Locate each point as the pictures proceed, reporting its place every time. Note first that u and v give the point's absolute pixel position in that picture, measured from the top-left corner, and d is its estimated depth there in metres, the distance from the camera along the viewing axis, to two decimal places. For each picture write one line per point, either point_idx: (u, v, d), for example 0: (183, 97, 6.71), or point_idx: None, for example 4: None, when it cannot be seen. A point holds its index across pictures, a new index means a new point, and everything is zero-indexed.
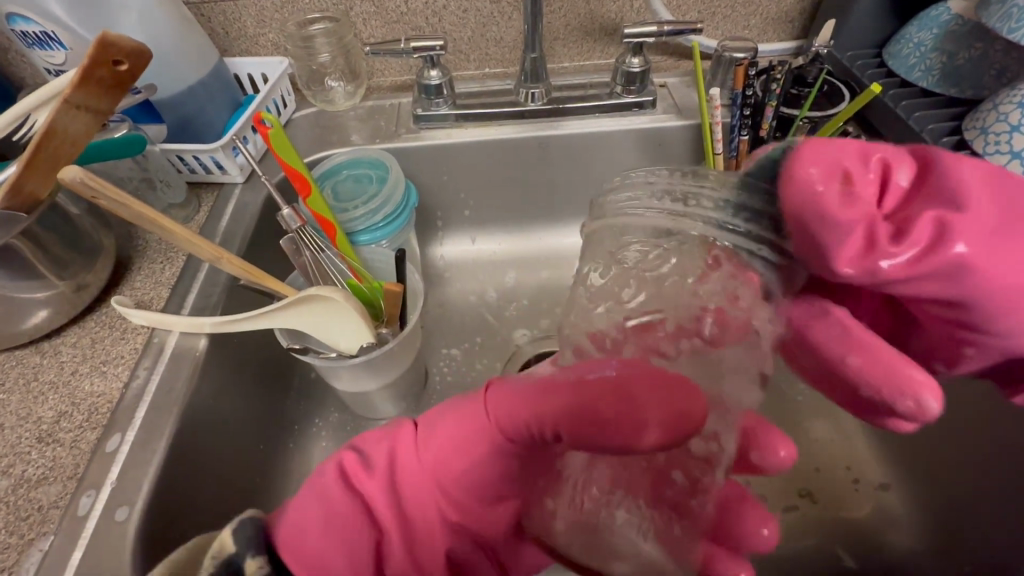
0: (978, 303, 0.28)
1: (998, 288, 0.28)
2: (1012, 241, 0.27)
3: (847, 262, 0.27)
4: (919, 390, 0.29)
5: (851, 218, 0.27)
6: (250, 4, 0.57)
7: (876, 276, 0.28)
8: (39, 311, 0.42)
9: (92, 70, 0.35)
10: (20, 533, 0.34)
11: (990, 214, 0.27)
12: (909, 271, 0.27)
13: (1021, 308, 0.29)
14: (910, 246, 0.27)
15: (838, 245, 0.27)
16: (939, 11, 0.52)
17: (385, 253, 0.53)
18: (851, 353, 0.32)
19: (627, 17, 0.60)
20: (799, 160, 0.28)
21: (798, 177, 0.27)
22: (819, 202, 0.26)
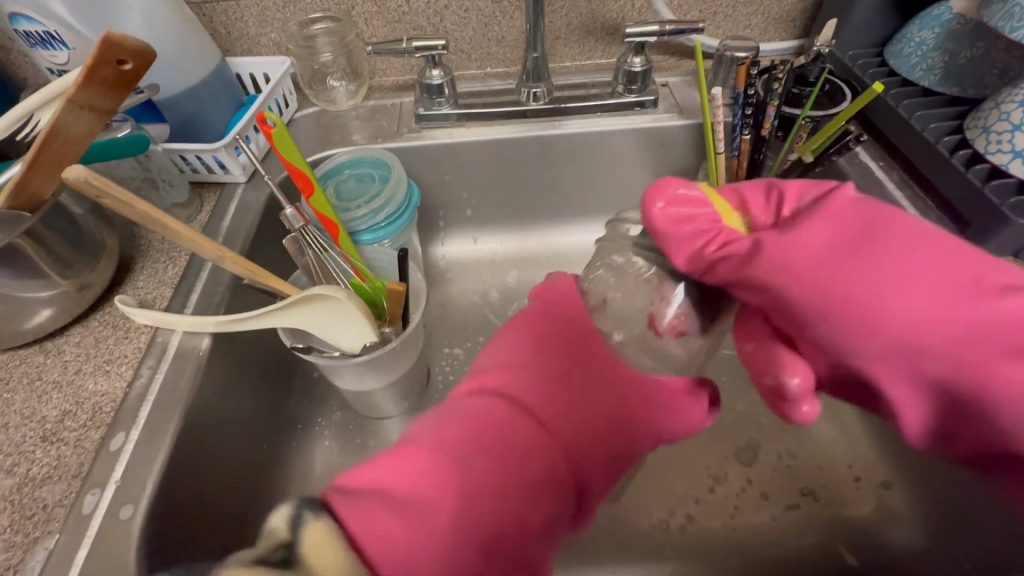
0: (793, 311, 0.32)
1: (806, 302, 0.31)
2: (838, 265, 0.31)
3: (682, 260, 0.35)
4: (790, 369, 0.33)
5: (689, 229, 0.35)
6: (252, 3, 0.57)
7: (713, 273, 0.35)
8: (43, 310, 0.42)
9: (96, 68, 0.35)
10: (25, 532, 0.34)
11: (824, 242, 0.32)
12: (730, 274, 0.34)
13: (839, 328, 0.31)
14: (731, 254, 0.34)
15: (678, 247, 0.35)
16: (941, 10, 0.52)
17: (388, 253, 0.53)
18: (747, 341, 0.37)
19: (628, 16, 0.60)
20: (657, 188, 0.37)
21: (667, 184, 0.37)
22: (664, 216, 0.36)
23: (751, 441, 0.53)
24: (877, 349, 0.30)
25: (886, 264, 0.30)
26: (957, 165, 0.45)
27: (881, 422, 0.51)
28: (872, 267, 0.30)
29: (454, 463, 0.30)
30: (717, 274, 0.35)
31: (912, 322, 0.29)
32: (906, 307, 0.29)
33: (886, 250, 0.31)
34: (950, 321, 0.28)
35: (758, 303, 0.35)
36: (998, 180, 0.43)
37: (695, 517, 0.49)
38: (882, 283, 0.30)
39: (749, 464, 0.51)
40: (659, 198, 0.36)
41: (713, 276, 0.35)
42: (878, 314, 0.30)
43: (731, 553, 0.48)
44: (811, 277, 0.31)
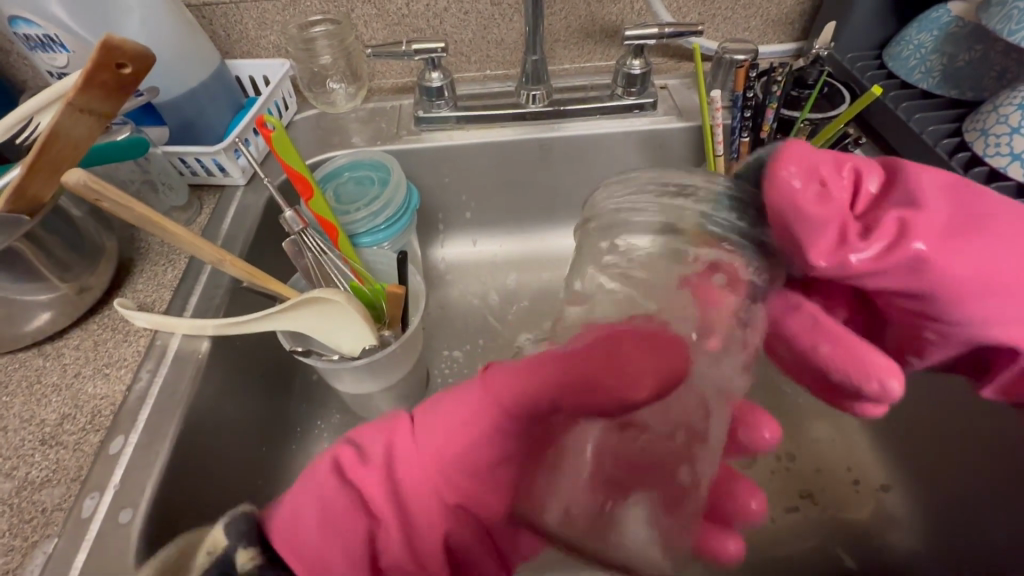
0: (935, 294, 0.33)
1: (952, 280, 0.33)
2: (961, 239, 0.32)
3: (827, 253, 0.32)
4: (883, 372, 0.33)
5: (826, 213, 0.32)
6: (252, 6, 0.57)
7: (846, 267, 0.32)
8: (42, 313, 0.42)
9: (96, 72, 0.35)
10: (24, 536, 0.34)
11: (944, 216, 0.33)
12: (867, 263, 0.32)
13: (1002, 300, 0.33)
14: (877, 241, 0.32)
15: (814, 237, 0.32)
16: (940, 13, 0.52)
17: (388, 255, 0.53)
18: (820, 343, 0.35)
19: (628, 19, 0.61)
20: (788, 157, 0.33)
21: (780, 169, 0.32)
22: (793, 196, 0.32)
23: None
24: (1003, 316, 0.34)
25: (997, 235, 0.33)
26: (954, 167, 0.45)
27: (880, 424, 0.52)
28: (988, 240, 0.33)
29: (336, 511, 0.30)
30: (854, 266, 0.32)
31: (1022, 287, 0.33)
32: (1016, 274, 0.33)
33: (993, 222, 0.33)
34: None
35: (891, 287, 0.34)
36: (997, 183, 0.43)
37: None
38: (996, 254, 0.33)
39: (748, 466, 0.51)
40: (784, 174, 0.32)
41: (854, 266, 0.32)
42: (995, 287, 0.33)
43: None
44: (948, 258, 0.32)
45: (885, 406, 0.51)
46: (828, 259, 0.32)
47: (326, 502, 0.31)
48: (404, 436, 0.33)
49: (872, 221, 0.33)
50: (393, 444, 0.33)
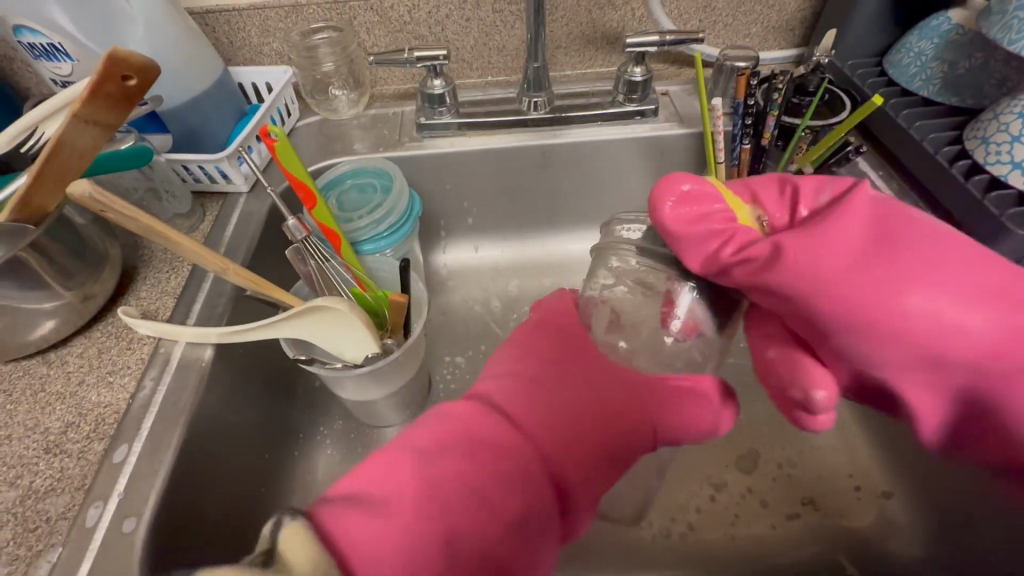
0: (824, 314, 0.32)
1: (855, 304, 0.31)
2: (875, 264, 0.31)
3: (697, 262, 0.36)
4: (813, 382, 0.33)
5: (710, 230, 0.35)
6: (255, 13, 0.57)
7: (729, 276, 0.35)
8: (46, 321, 0.42)
9: (101, 84, 0.35)
10: (28, 545, 0.34)
11: (857, 241, 0.32)
12: (750, 271, 0.34)
13: (891, 335, 0.30)
14: (747, 257, 0.34)
15: (693, 248, 0.35)
16: (940, 21, 0.53)
17: (390, 263, 0.54)
18: (769, 349, 0.36)
19: (629, 26, 0.61)
20: (666, 185, 0.37)
21: (675, 186, 0.36)
22: (678, 214, 0.35)
23: (752, 449, 0.53)
24: (907, 355, 0.31)
25: (923, 264, 0.31)
26: (957, 176, 0.45)
27: (881, 431, 0.52)
28: (919, 268, 0.30)
29: (451, 472, 0.30)
30: (734, 277, 0.35)
31: (937, 327, 0.30)
32: (930, 310, 0.30)
33: (919, 250, 0.31)
34: (970, 327, 0.29)
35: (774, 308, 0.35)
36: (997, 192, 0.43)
37: (695, 526, 0.49)
38: (912, 287, 0.30)
39: (750, 472, 0.52)
40: (680, 192, 0.36)
41: (738, 277, 0.35)
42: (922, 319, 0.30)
43: (731, 562, 0.48)
44: (857, 281, 0.31)
45: (885, 413, 0.51)
46: (699, 268, 0.36)
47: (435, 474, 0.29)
48: (476, 419, 0.33)
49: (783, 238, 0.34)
50: (478, 426, 0.33)
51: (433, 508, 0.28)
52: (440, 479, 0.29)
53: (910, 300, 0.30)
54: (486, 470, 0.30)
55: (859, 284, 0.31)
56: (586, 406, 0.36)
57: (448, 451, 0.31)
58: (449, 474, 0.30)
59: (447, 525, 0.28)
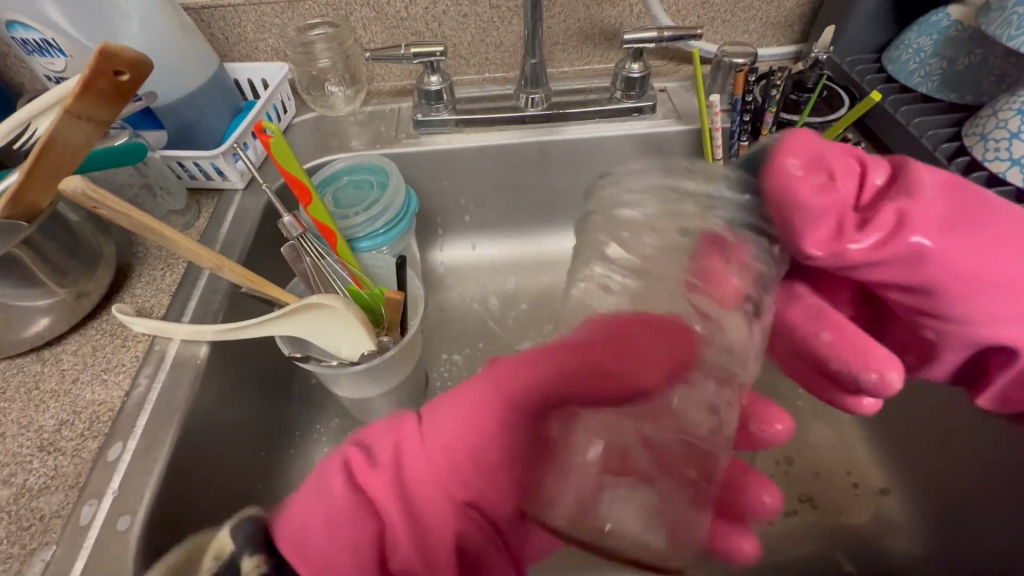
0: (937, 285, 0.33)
1: (954, 271, 0.33)
2: (964, 232, 0.32)
3: (819, 247, 0.33)
4: (883, 365, 0.32)
5: (826, 204, 0.32)
6: (250, 9, 0.57)
7: (845, 258, 0.33)
8: (41, 318, 0.42)
9: (95, 79, 0.35)
10: (22, 543, 0.34)
11: (945, 211, 0.33)
12: (862, 246, 0.32)
13: (994, 296, 0.33)
14: (873, 234, 0.32)
15: (811, 225, 0.32)
16: (939, 17, 0.53)
17: (386, 260, 0.53)
18: (822, 331, 0.35)
19: (627, 22, 0.61)
20: (780, 154, 0.33)
21: (782, 168, 0.32)
22: (795, 185, 0.32)
23: (749, 446, 0.53)
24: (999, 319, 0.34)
25: (998, 230, 0.33)
26: (954, 172, 0.45)
27: (879, 428, 0.52)
28: (990, 235, 0.33)
29: (341, 507, 0.30)
30: (848, 254, 0.33)
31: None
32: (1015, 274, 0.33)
33: (991, 217, 0.33)
34: None
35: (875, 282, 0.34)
36: (996, 188, 0.43)
37: None
38: (999, 254, 0.33)
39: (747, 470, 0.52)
40: (788, 167, 0.32)
41: (852, 253, 0.32)
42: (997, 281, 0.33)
43: None
44: (954, 250, 0.32)
45: (883, 411, 0.51)
46: (819, 254, 0.33)
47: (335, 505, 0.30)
48: (405, 436, 0.32)
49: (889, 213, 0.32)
50: (401, 444, 0.32)
51: (319, 543, 0.29)
52: (340, 515, 0.30)
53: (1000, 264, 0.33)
54: (395, 495, 0.31)
55: (951, 254, 0.32)
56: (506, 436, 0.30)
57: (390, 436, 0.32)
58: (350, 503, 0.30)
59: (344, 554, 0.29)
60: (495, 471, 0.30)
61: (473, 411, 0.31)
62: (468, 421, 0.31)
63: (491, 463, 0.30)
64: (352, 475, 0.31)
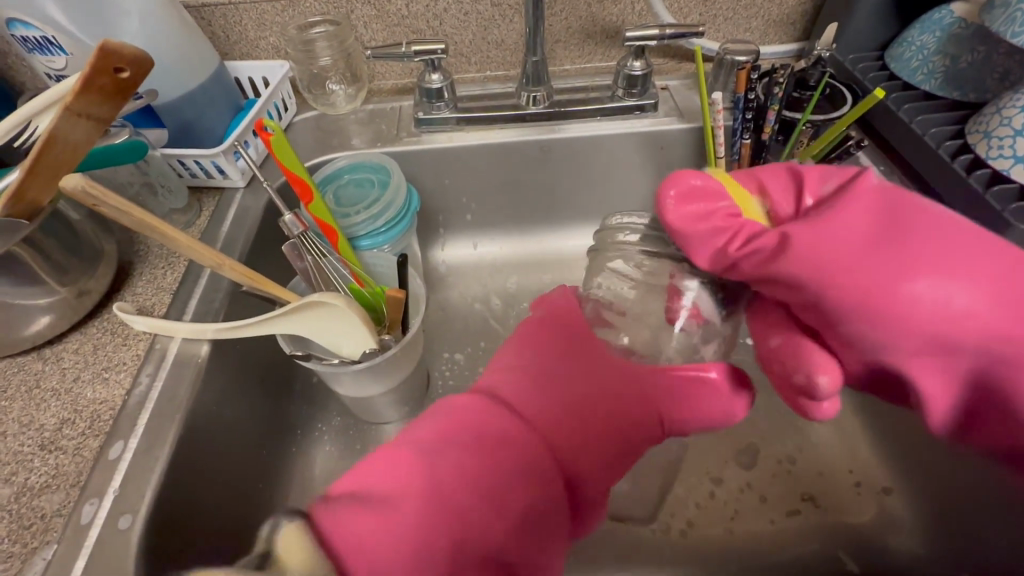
0: (835, 305, 0.32)
1: (860, 291, 0.31)
2: (874, 253, 0.31)
3: (706, 261, 0.36)
4: (815, 367, 0.33)
5: (715, 228, 0.35)
6: (250, 7, 0.57)
7: (738, 271, 0.35)
8: (41, 317, 0.42)
9: (95, 78, 0.35)
10: (23, 542, 0.34)
11: (861, 231, 0.32)
12: (754, 259, 0.34)
13: (895, 323, 0.30)
14: (755, 249, 0.34)
15: (701, 245, 0.35)
16: (943, 14, 0.52)
17: (388, 258, 0.53)
18: (773, 336, 0.37)
19: (629, 20, 0.60)
20: (676, 180, 0.36)
21: (685, 203, 0.35)
22: (682, 212, 0.35)
23: (751, 446, 0.52)
24: (915, 350, 0.31)
25: (930, 251, 0.30)
26: (958, 171, 0.45)
27: (882, 426, 0.51)
28: (918, 256, 0.30)
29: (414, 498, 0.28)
30: (746, 266, 0.34)
31: (946, 315, 0.30)
32: (936, 302, 0.30)
33: (922, 238, 0.31)
34: (976, 312, 0.30)
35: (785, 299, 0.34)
36: (1000, 186, 0.43)
37: (695, 522, 0.49)
38: (915, 279, 0.30)
39: (749, 468, 0.51)
40: (687, 198, 0.35)
41: (745, 264, 0.34)
42: (915, 305, 0.30)
43: (729, 559, 0.48)
44: (859, 269, 0.31)
45: (885, 409, 0.51)
46: (708, 268, 0.36)
47: (426, 458, 0.30)
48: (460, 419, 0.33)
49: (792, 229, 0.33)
50: (456, 427, 0.32)
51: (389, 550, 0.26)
52: (433, 471, 0.29)
53: (923, 291, 0.30)
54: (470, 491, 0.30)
55: (852, 272, 0.31)
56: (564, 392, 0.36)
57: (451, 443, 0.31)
58: (439, 461, 0.30)
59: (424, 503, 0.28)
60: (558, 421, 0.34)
61: (535, 384, 0.36)
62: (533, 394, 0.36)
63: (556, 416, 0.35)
64: (423, 450, 0.30)
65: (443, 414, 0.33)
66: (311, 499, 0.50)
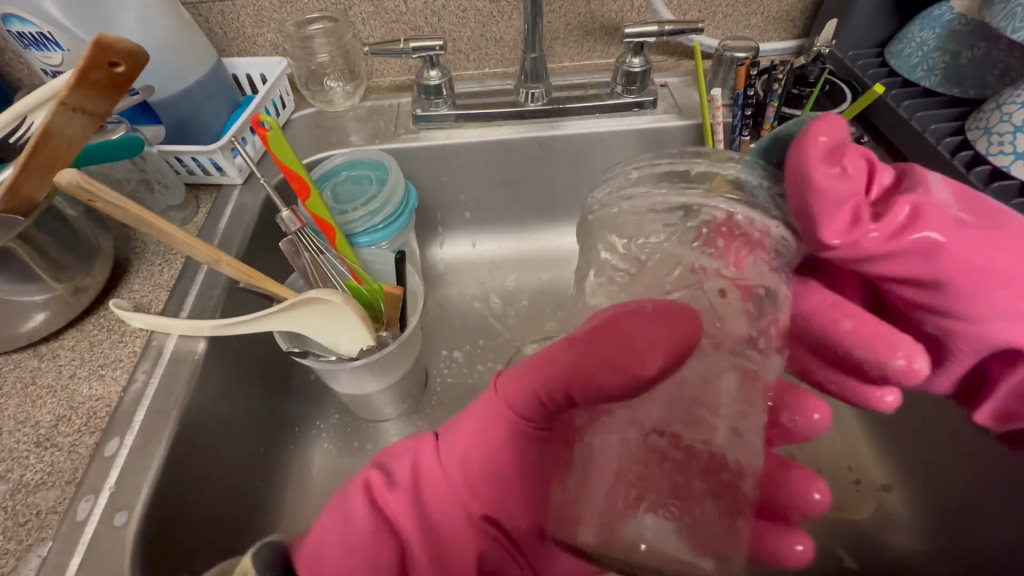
0: (952, 280, 0.32)
1: (973, 268, 0.31)
2: (987, 231, 0.32)
3: (834, 235, 0.31)
4: (909, 350, 0.31)
5: (843, 192, 0.30)
6: (248, 4, 0.56)
7: (858, 249, 0.31)
8: (37, 313, 0.41)
9: (89, 71, 0.35)
10: (19, 539, 0.34)
11: (965, 209, 0.32)
12: (878, 228, 0.31)
13: (1000, 292, 0.32)
14: (889, 223, 0.31)
15: (829, 214, 0.31)
16: (943, 10, 0.52)
17: (385, 255, 0.53)
18: (843, 318, 0.34)
19: (628, 16, 0.60)
20: (801, 140, 0.31)
21: (817, 169, 0.30)
22: (818, 166, 0.30)
23: None
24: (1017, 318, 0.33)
25: (1011, 228, 0.33)
26: (958, 166, 0.45)
27: (882, 423, 0.51)
28: (1006, 232, 0.32)
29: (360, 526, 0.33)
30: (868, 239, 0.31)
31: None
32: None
33: (1005, 217, 0.33)
34: None
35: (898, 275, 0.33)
36: (1000, 182, 0.43)
37: None
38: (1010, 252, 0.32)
39: None
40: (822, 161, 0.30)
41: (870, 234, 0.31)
42: (1017, 277, 0.32)
43: None
44: (974, 243, 0.31)
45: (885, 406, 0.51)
46: (835, 243, 0.31)
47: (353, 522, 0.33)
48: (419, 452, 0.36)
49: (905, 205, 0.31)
50: (418, 461, 0.36)
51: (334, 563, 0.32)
52: (358, 531, 0.33)
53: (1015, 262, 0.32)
54: (414, 504, 0.34)
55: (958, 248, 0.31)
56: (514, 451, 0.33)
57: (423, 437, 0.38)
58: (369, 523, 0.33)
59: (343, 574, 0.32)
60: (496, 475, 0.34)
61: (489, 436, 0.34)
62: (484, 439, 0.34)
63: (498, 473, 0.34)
64: (373, 494, 0.34)
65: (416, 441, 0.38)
66: (308, 496, 0.50)
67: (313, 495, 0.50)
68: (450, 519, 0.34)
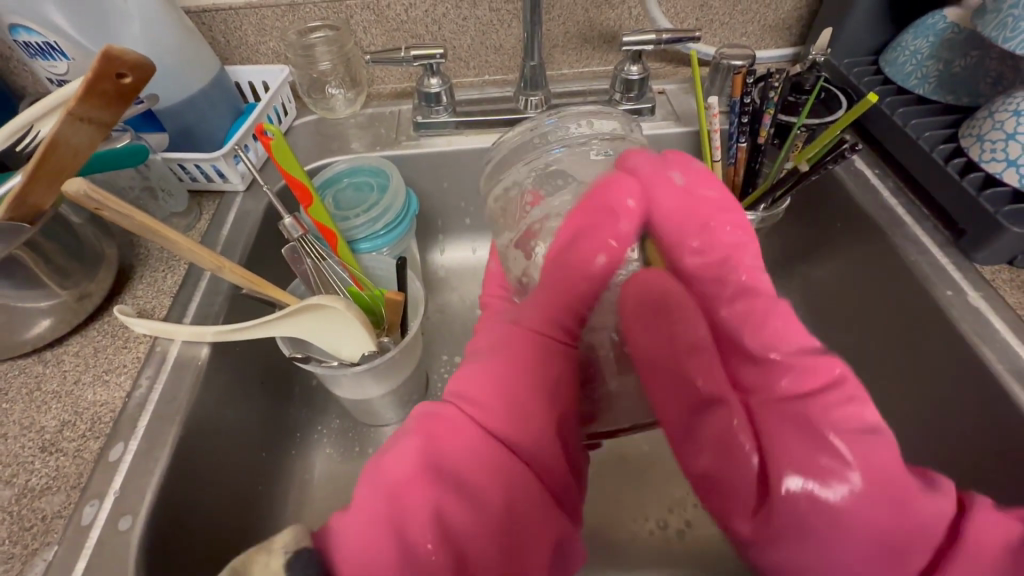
0: (727, 485, 0.33)
1: (743, 489, 0.33)
2: (797, 438, 0.33)
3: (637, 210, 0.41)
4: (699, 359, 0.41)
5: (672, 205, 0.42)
6: (251, 12, 0.57)
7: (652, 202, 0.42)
8: (42, 320, 0.42)
9: (99, 83, 0.35)
10: (24, 543, 0.34)
11: (806, 440, 0.33)
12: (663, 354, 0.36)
13: (832, 543, 0.31)
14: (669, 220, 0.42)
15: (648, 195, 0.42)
16: (935, 19, 0.52)
17: (385, 261, 0.54)
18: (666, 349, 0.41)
19: (626, 25, 0.61)
20: (659, 172, 0.43)
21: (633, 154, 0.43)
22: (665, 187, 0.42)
23: None
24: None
25: (869, 468, 0.31)
26: (951, 174, 0.46)
27: None
28: (819, 451, 0.32)
29: (406, 523, 0.30)
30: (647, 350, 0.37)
31: (858, 532, 0.30)
32: (851, 506, 0.31)
33: (881, 460, 0.31)
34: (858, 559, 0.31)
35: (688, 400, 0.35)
36: (993, 189, 0.44)
37: (691, 522, 0.48)
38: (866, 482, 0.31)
39: None
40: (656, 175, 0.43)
41: (663, 228, 0.42)
42: (836, 513, 0.31)
43: (727, 560, 0.47)
44: (804, 477, 0.31)
45: None
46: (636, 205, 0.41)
47: (404, 514, 0.30)
48: (441, 420, 0.33)
49: (715, 362, 0.36)
50: (447, 454, 0.32)
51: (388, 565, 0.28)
52: (409, 529, 0.29)
53: (843, 491, 0.31)
54: (467, 505, 0.31)
55: (758, 447, 0.33)
56: (545, 364, 0.37)
57: (459, 416, 0.34)
58: (426, 515, 0.30)
59: (394, 547, 0.29)
60: (527, 412, 0.34)
61: (503, 373, 0.36)
62: (499, 379, 0.36)
63: (531, 412, 0.34)
64: (430, 492, 0.30)
65: (448, 431, 0.33)
66: (309, 500, 0.50)
67: (313, 501, 0.50)
68: (518, 507, 0.31)
